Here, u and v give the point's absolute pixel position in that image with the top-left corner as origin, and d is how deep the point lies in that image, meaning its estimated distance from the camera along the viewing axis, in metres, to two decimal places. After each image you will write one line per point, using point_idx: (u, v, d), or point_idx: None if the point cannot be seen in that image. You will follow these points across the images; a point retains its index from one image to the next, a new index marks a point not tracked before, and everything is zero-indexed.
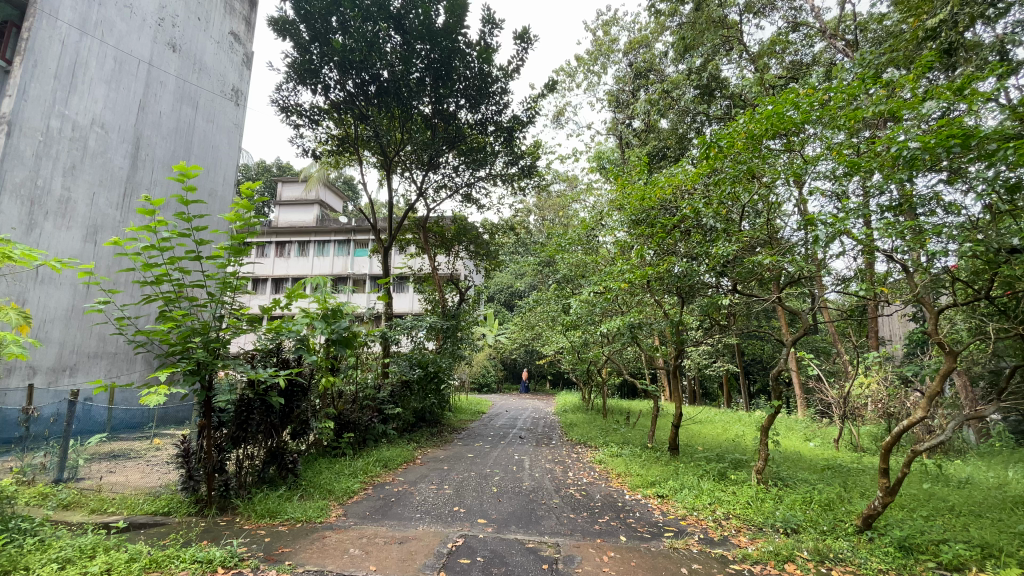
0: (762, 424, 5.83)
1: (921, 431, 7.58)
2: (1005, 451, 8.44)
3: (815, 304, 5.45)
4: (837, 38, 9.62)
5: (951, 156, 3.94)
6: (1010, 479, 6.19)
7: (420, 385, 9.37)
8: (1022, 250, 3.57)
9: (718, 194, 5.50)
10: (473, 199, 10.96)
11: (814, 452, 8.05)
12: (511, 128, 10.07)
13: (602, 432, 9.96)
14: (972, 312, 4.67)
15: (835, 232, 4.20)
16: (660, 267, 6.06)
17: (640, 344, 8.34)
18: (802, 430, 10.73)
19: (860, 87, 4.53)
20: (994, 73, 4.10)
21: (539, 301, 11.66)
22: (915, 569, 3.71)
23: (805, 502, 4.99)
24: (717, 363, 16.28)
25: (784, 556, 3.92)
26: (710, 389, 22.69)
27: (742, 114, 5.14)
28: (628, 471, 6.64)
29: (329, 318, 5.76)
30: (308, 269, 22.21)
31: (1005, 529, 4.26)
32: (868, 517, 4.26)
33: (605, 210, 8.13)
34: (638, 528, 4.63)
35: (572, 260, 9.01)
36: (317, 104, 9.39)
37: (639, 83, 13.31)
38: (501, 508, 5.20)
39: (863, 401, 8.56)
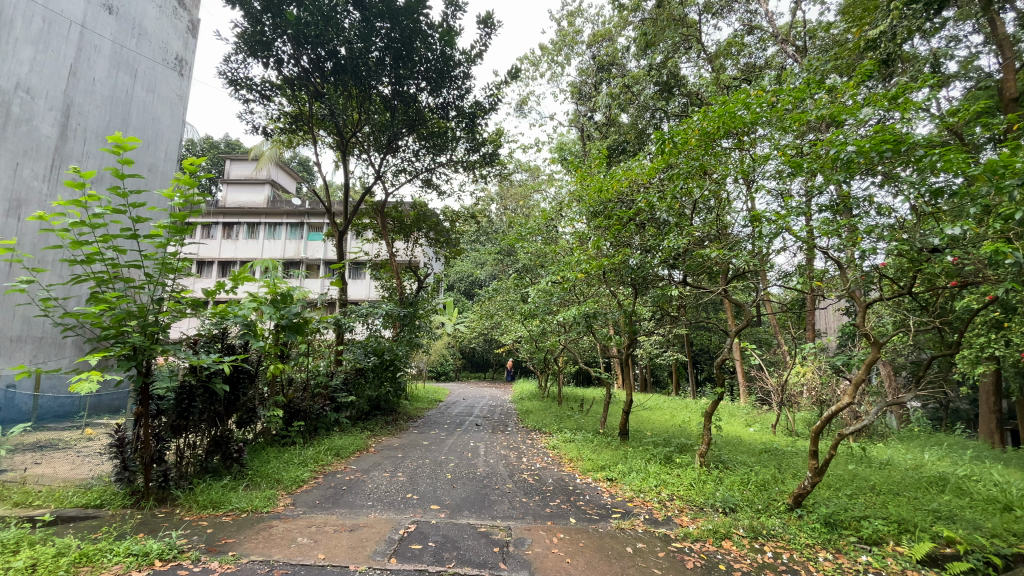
0: (705, 409, 6.11)
1: (849, 417, 8.18)
2: (921, 436, 9.23)
3: (758, 297, 5.73)
4: (788, 44, 10.17)
5: (884, 161, 4.21)
6: (925, 461, 6.79)
7: (374, 373, 9.23)
8: (939, 251, 3.89)
9: (671, 189, 5.68)
10: (433, 184, 10.76)
11: (753, 437, 8.52)
12: (473, 115, 9.91)
13: (557, 419, 10.16)
14: (897, 307, 5.04)
15: (777, 229, 4.45)
16: (615, 258, 6.29)
17: (595, 334, 8.55)
18: (743, 416, 11.36)
19: (805, 91, 4.76)
20: (928, 84, 4.37)
21: (499, 290, 11.68)
22: (839, 543, 4.04)
23: (742, 482, 5.30)
24: (668, 352, 16.94)
25: (721, 534, 4.14)
26: (661, 377, 23.51)
27: (697, 112, 5.35)
28: (580, 456, 6.80)
29: (279, 303, 5.59)
30: (257, 252, 21.36)
31: (918, 506, 4.68)
32: (799, 496, 4.57)
33: (565, 201, 8.23)
34: (587, 510, 4.78)
35: (533, 249, 9.08)
36: (269, 80, 8.93)
37: (602, 77, 13.42)
38: (455, 494, 5.23)
39: (798, 388, 9.15)
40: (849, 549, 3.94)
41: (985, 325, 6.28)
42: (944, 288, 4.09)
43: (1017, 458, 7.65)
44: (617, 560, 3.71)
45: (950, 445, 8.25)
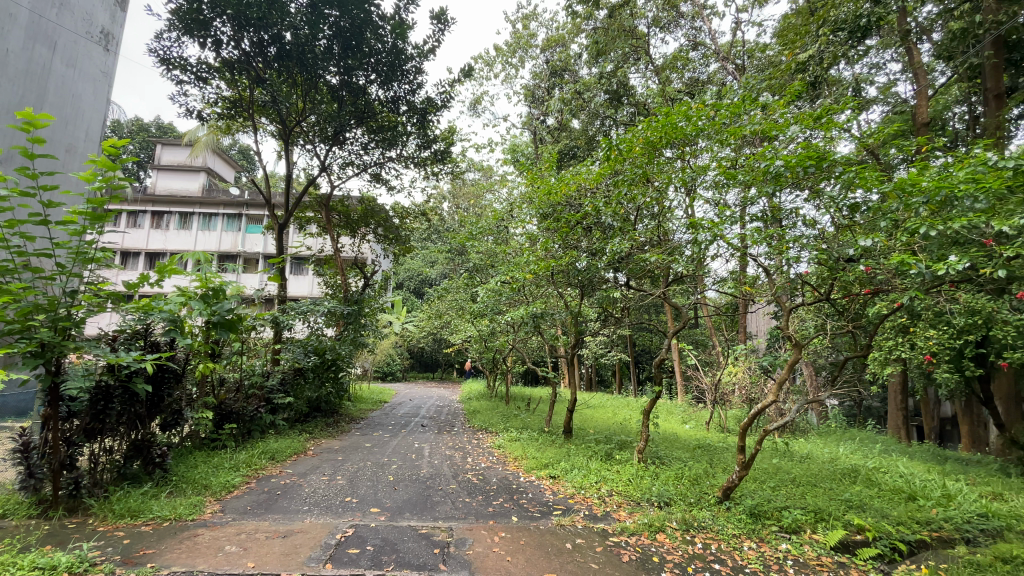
0: (645, 407, 6.37)
1: (775, 414, 8.74)
2: (838, 431, 10.00)
3: (695, 301, 6.00)
4: (728, 62, 10.78)
5: (809, 176, 4.52)
6: (840, 454, 7.37)
7: (315, 373, 8.89)
8: (854, 261, 4.23)
9: (617, 195, 5.86)
10: (382, 179, 10.49)
11: (689, 434, 8.92)
12: (424, 110, 9.71)
13: (503, 418, 10.21)
14: (818, 312, 5.42)
15: (712, 237, 4.69)
16: (563, 260, 6.43)
17: (542, 335, 8.68)
18: (680, 413, 11.88)
19: (741, 106, 5.02)
20: (849, 107, 4.72)
21: (449, 289, 11.59)
22: (762, 533, 4.30)
23: (677, 477, 5.55)
24: (613, 352, 17.45)
25: (656, 527, 4.31)
26: (606, 377, 24.12)
27: (641, 121, 5.52)
28: (525, 455, 6.87)
29: (210, 299, 5.26)
30: (190, 245, 20.02)
31: (833, 496, 5.07)
32: (727, 489, 4.82)
33: (516, 202, 8.29)
34: (529, 508, 4.83)
35: (483, 248, 9.07)
36: (206, 61, 8.39)
37: (555, 82, 13.64)
38: (397, 496, 5.13)
39: (730, 387, 9.69)
40: (770, 538, 4.22)
41: (892, 330, 6.89)
42: (859, 295, 4.44)
43: (918, 451, 8.46)
44: (557, 556, 3.77)
45: (862, 440, 9.01)
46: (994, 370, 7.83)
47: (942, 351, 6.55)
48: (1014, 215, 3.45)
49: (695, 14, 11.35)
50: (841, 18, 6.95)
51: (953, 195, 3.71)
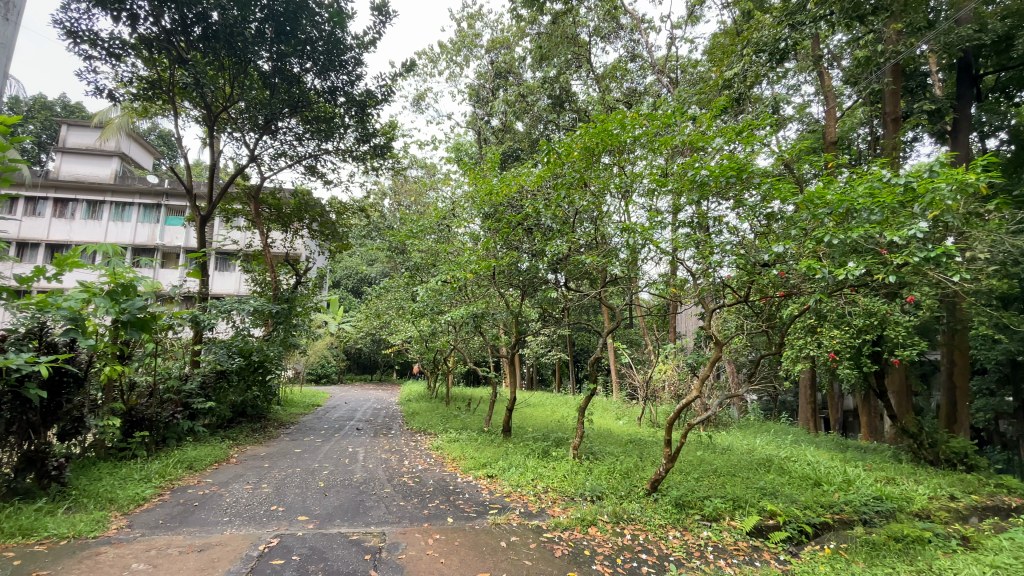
0: (581, 405, 6.54)
1: (700, 410, 9.26)
2: (756, 424, 10.76)
3: (630, 303, 6.25)
4: (664, 75, 11.31)
5: (732, 187, 4.83)
6: (757, 446, 7.93)
7: (239, 376, 8.37)
8: (769, 266, 4.58)
9: (556, 198, 5.98)
10: (318, 173, 10.04)
11: (622, 429, 9.26)
12: (363, 103, 9.34)
13: (443, 419, 10.12)
14: (739, 313, 5.80)
15: (643, 241, 4.92)
16: (504, 261, 6.50)
17: (483, 335, 8.66)
18: (615, 409, 12.30)
19: (672, 117, 5.27)
20: (767, 123, 5.08)
21: (388, 289, 11.32)
22: (686, 522, 4.54)
23: (609, 471, 5.74)
24: (553, 352, 17.77)
25: (588, 521, 4.43)
26: (546, 376, 24.50)
27: (579, 126, 5.66)
28: (463, 455, 6.83)
29: (118, 296, 4.84)
30: (100, 236, 18.32)
31: (749, 484, 5.46)
32: (655, 481, 5.05)
33: (457, 202, 8.23)
34: (465, 508, 4.81)
35: (424, 247, 8.90)
36: (119, 37, 7.69)
37: (499, 83, 13.72)
38: (327, 502, 4.93)
39: (661, 384, 10.16)
40: (694, 527, 4.46)
41: (802, 330, 7.51)
42: (773, 297, 4.80)
43: (824, 441, 9.27)
44: (491, 555, 3.78)
45: (776, 431, 9.75)
46: (889, 367, 8.71)
47: (844, 348, 7.19)
48: (904, 226, 3.85)
49: (633, 26, 11.79)
50: (762, 41, 7.50)
51: (853, 207, 4.09)
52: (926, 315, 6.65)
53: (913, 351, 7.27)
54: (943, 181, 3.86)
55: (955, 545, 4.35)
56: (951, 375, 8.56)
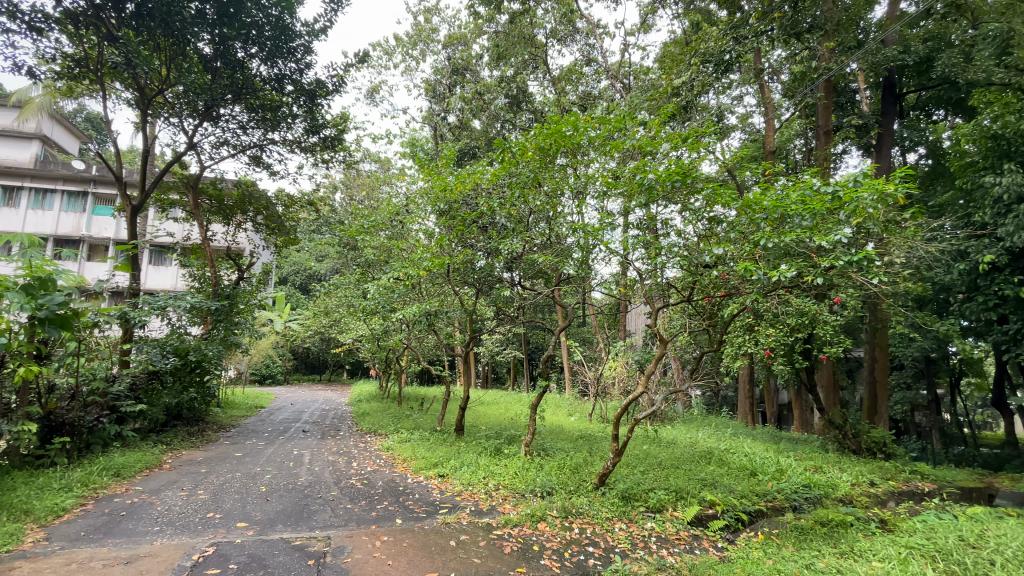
0: (533, 402, 6.60)
1: (648, 405, 9.56)
2: (699, 418, 11.22)
3: (582, 301, 6.38)
4: (617, 80, 11.61)
5: (679, 191, 5.01)
6: (699, 439, 8.29)
7: (174, 377, 7.88)
8: (711, 267, 4.81)
9: (510, 197, 6.00)
10: (263, 163, 9.59)
11: (573, 426, 9.42)
12: (313, 93, 8.99)
13: (394, 419, 9.94)
14: (684, 312, 6.04)
15: (594, 241, 5.04)
16: (458, 258, 6.46)
17: (437, 333, 8.56)
18: (566, 406, 12.51)
19: (623, 121, 5.39)
20: (712, 132, 5.29)
21: (337, 286, 10.96)
22: (632, 514, 4.69)
23: (559, 467, 5.83)
24: (507, 350, 17.84)
25: (538, 517, 4.48)
26: (501, 375, 24.57)
27: (533, 126, 5.69)
28: (414, 455, 6.72)
29: (34, 290, 4.41)
30: (16, 226, 16.80)
31: (691, 476, 5.70)
32: (603, 475, 5.18)
33: (412, 197, 8.10)
34: (414, 509, 4.74)
35: (376, 243, 8.68)
36: (41, 9, 7.03)
37: (456, 80, 13.61)
38: (269, 508, 4.74)
39: (611, 381, 10.42)
40: (639, 519, 4.61)
41: (741, 328, 7.89)
42: (714, 297, 5.04)
43: (760, 433, 9.81)
44: (440, 555, 3.75)
45: (718, 425, 10.22)
46: (819, 362, 9.31)
47: (779, 346, 7.63)
48: (831, 232, 4.13)
49: (589, 31, 12.00)
50: (708, 52, 7.85)
51: (786, 213, 4.34)
52: (851, 315, 7.15)
53: (840, 349, 7.80)
54: (865, 191, 4.16)
55: (875, 527, 4.71)
56: (873, 370, 9.24)
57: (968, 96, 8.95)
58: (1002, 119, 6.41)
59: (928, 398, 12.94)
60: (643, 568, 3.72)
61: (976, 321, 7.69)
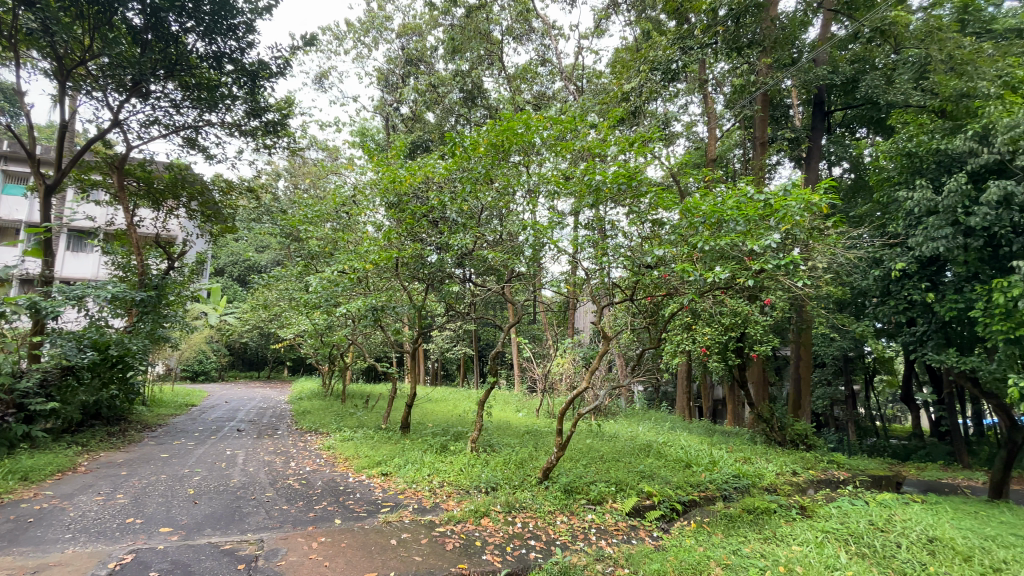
0: (480, 398, 6.59)
1: (593, 401, 9.81)
2: (640, 413, 11.63)
3: (531, 298, 6.46)
4: (571, 82, 11.81)
5: (625, 193, 5.15)
6: (640, 433, 8.59)
7: (93, 372, 7.27)
8: (653, 267, 5.00)
9: (461, 192, 5.96)
10: (199, 146, 9.00)
11: (520, 421, 9.51)
12: (255, 74, 8.52)
13: (337, 417, 9.65)
14: (628, 310, 6.23)
15: (542, 239, 5.11)
16: (406, 252, 6.34)
17: (384, 329, 8.38)
18: (514, 402, 12.61)
19: (573, 122, 5.46)
20: (657, 137, 5.46)
21: (278, 278, 10.47)
22: (573, 507, 4.80)
23: (504, 462, 5.87)
24: (457, 347, 17.73)
25: (481, 513, 4.49)
26: (450, 371, 24.41)
27: (486, 122, 5.66)
28: (356, 454, 6.56)
29: None
30: None
31: (631, 469, 5.90)
32: (547, 470, 5.27)
33: (359, 188, 7.86)
34: (354, 509, 4.63)
35: (320, 235, 8.35)
36: None
37: (409, 70, 13.34)
38: (197, 511, 4.47)
39: (558, 377, 10.61)
40: (580, 511, 4.73)
41: (681, 326, 8.22)
42: (655, 297, 5.25)
43: (696, 427, 10.30)
44: (379, 555, 3.68)
45: (657, 419, 10.63)
46: (750, 360, 9.87)
47: (714, 344, 8.03)
48: (761, 237, 4.38)
49: (545, 31, 12.13)
50: (656, 60, 8.16)
51: (722, 219, 4.55)
52: (780, 315, 7.63)
53: (769, 347, 8.31)
54: (793, 201, 4.43)
55: (795, 513, 5.06)
56: (797, 367, 9.91)
57: (885, 117, 9.61)
58: (916, 138, 7.00)
59: (846, 393, 14.02)
60: (582, 558, 3.81)
61: (887, 324, 8.39)
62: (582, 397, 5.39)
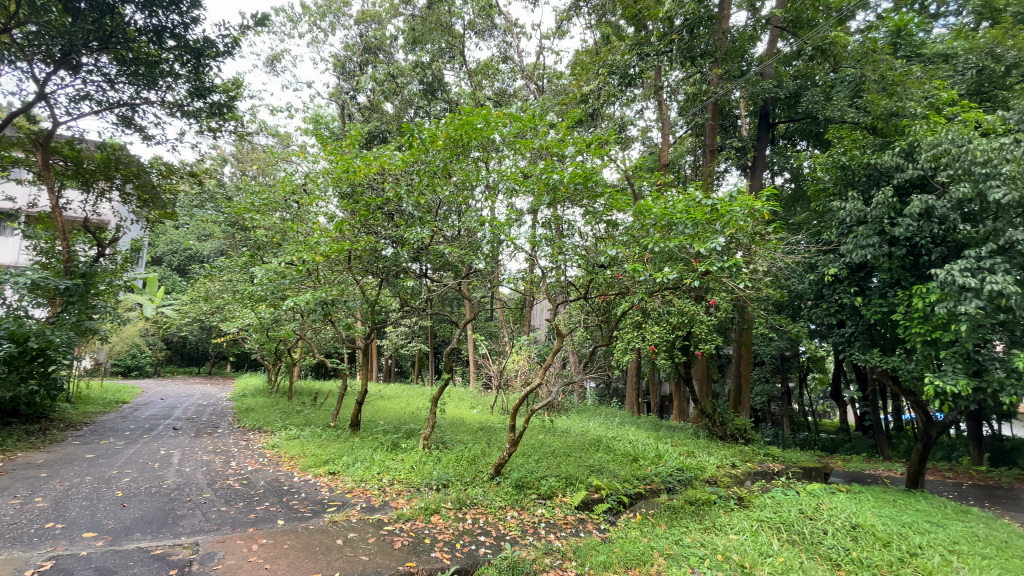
0: (433, 395, 6.53)
1: (546, 397, 9.93)
2: (592, 409, 11.90)
3: (486, 293, 6.46)
4: (532, 81, 11.89)
5: (582, 194, 5.24)
6: (591, 428, 8.79)
7: (9, 366, 6.68)
8: (607, 267, 5.12)
9: (418, 185, 5.85)
10: (135, 125, 8.41)
11: (473, 418, 9.51)
12: (200, 52, 8.03)
13: (283, 415, 9.30)
14: (583, 308, 6.34)
15: (498, 235, 5.10)
16: (359, 244, 6.17)
17: (335, 323, 8.14)
18: (469, 399, 12.59)
19: (532, 120, 5.47)
20: (613, 139, 5.56)
21: (221, 269, 9.95)
22: (524, 502, 4.85)
23: (457, 459, 5.86)
24: (412, 343, 17.47)
25: (431, 510, 4.46)
26: (404, 368, 24.05)
27: (444, 115, 5.57)
28: (302, 453, 6.35)
29: None
30: None
31: (582, 463, 6.03)
32: (498, 466, 5.30)
33: (310, 176, 7.59)
34: (299, 509, 4.48)
35: (268, 224, 8.00)
36: None
37: (368, 59, 13.00)
38: (125, 515, 4.20)
39: (513, 374, 10.67)
40: (530, 506, 4.79)
41: (632, 325, 8.44)
42: (609, 295, 5.37)
43: (644, 422, 10.63)
44: (324, 555, 3.59)
45: (608, 415, 10.92)
46: (696, 358, 10.27)
47: (662, 342, 8.30)
48: (708, 241, 4.57)
49: (507, 28, 12.13)
50: (614, 64, 8.38)
51: (672, 221, 4.70)
52: (724, 315, 7.99)
53: (713, 346, 8.67)
54: (738, 207, 4.62)
55: (733, 504, 5.33)
56: (739, 364, 10.40)
57: (822, 131, 10.27)
58: (850, 153, 7.51)
59: (782, 390, 14.88)
60: (531, 553, 3.86)
61: (820, 325, 8.95)
62: (535, 393, 5.44)
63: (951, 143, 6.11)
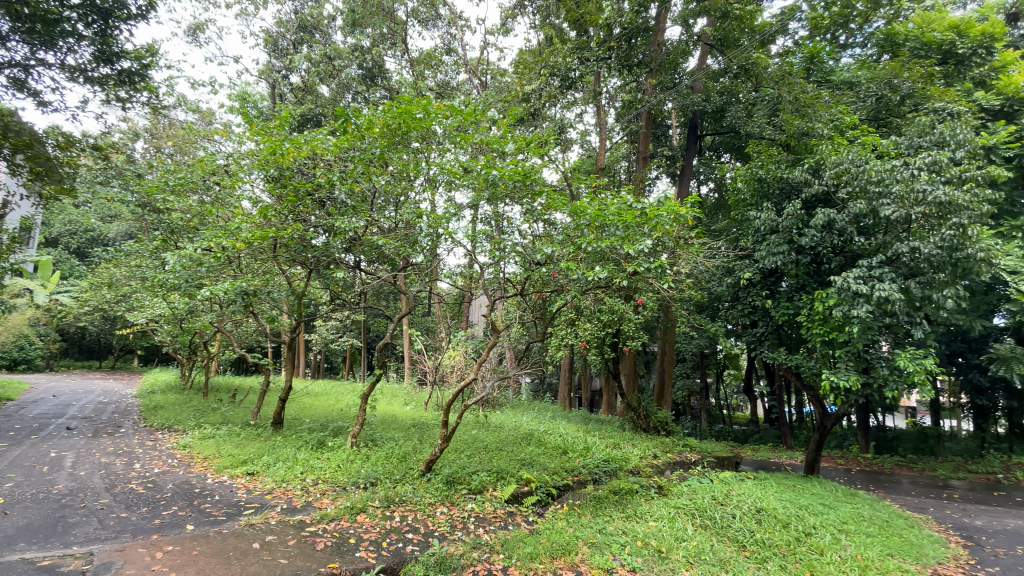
0: (363, 391, 6.34)
1: (479, 393, 9.95)
2: (525, 404, 12.09)
3: (421, 288, 6.36)
4: (475, 76, 11.85)
5: (521, 192, 5.29)
6: (523, 423, 8.94)
7: None
8: (542, 264, 5.22)
9: (353, 172, 5.64)
10: (27, 88, 7.45)
11: (406, 414, 9.34)
12: (108, 13, 7.22)
13: (197, 413, 8.66)
14: (518, 305, 6.41)
15: (435, 228, 5.04)
16: (285, 232, 5.85)
17: (259, 316, 7.69)
18: (403, 394, 12.38)
19: (473, 115, 5.45)
20: (552, 139, 5.66)
21: (128, 253, 9.08)
22: (454, 497, 4.86)
23: (387, 456, 5.74)
24: (344, 338, 16.86)
25: (358, 509, 4.35)
26: (336, 363, 23.14)
27: (382, 102, 5.41)
28: (218, 453, 5.95)
29: None
30: None
31: (513, 457, 6.12)
32: (429, 462, 5.26)
33: (234, 157, 7.08)
34: (212, 512, 4.21)
35: (184, 207, 7.41)
36: None
37: (302, 37, 12.36)
38: (6, 524, 3.74)
39: (447, 369, 10.60)
40: (460, 501, 4.80)
41: (565, 321, 8.66)
42: (543, 293, 5.48)
43: (575, 416, 10.95)
44: (239, 560, 3.40)
45: (540, 410, 11.13)
46: (625, 355, 10.72)
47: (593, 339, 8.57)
48: (637, 243, 4.79)
49: (451, 20, 11.99)
50: (555, 66, 8.54)
51: (605, 223, 4.87)
52: (651, 314, 8.40)
53: (640, 343, 9.08)
54: (665, 212, 4.88)
55: (653, 492, 5.64)
56: (663, 361, 10.97)
57: (743, 145, 11.13)
58: (766, 166, 8.13)
59: (702, 385, 15.88)
60: (459, 548, 3.87)
61: (736, 325, 9.63)
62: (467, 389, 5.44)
63: (852, 162, 6.79)
